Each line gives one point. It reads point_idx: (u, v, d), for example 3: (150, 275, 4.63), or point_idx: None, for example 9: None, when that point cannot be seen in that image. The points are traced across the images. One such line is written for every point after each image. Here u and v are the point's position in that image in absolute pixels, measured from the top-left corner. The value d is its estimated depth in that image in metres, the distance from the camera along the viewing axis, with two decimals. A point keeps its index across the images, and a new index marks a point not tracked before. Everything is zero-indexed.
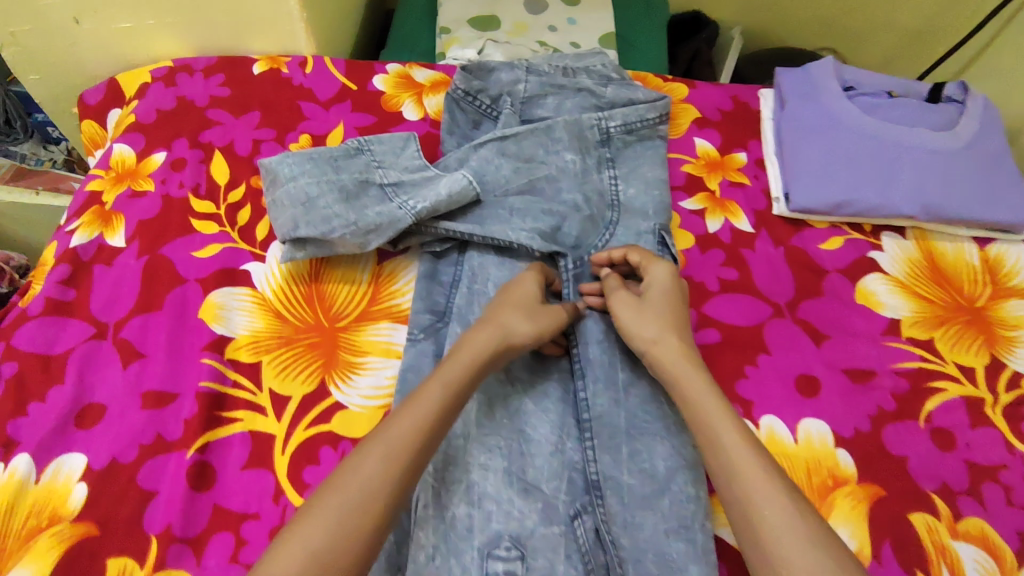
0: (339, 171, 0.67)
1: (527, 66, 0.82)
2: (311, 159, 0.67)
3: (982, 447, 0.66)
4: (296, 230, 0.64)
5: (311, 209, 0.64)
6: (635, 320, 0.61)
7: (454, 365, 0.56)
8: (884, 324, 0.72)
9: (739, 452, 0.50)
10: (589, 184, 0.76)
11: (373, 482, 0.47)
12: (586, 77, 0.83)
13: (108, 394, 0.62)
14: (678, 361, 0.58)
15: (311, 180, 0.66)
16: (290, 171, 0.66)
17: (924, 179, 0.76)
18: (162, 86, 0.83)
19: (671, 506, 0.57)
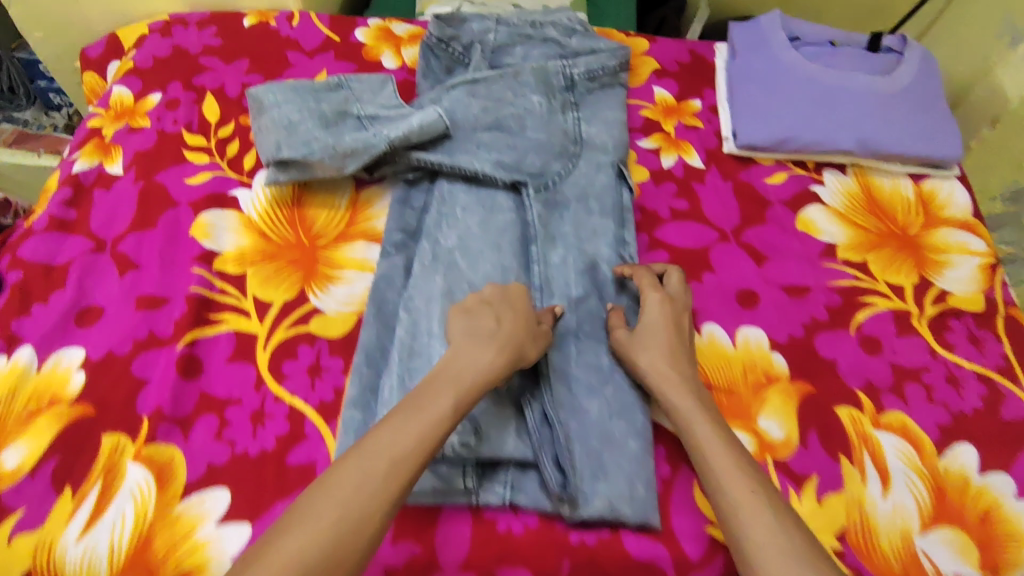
0: (320, 102, 0.74)
1: (497, 18, 0.88)
2: (294, 91, 0.74)
3: (906, 352, 0.72)
4: (279, 152, 0.70)
5: (293, 133, 0.71)
6: (641, 353, 0.63)
7: (457, 375, 0.55)
8: (822, 247, 0.78)
9: (728, 470, 0.53)
10: (555, 123, 0.81)
11: (375, 485, 0.47)
12: (552, 29, 0.90)
13: (105, 297, 0.68)
14: (677, 391, 0.60)
15: (294, 108, 0.72)
16: (274, 100, 0.73)
17: (860, 117, 0.83)
18: (158, 36, 0.89)
19: (614, 393, 0.64)
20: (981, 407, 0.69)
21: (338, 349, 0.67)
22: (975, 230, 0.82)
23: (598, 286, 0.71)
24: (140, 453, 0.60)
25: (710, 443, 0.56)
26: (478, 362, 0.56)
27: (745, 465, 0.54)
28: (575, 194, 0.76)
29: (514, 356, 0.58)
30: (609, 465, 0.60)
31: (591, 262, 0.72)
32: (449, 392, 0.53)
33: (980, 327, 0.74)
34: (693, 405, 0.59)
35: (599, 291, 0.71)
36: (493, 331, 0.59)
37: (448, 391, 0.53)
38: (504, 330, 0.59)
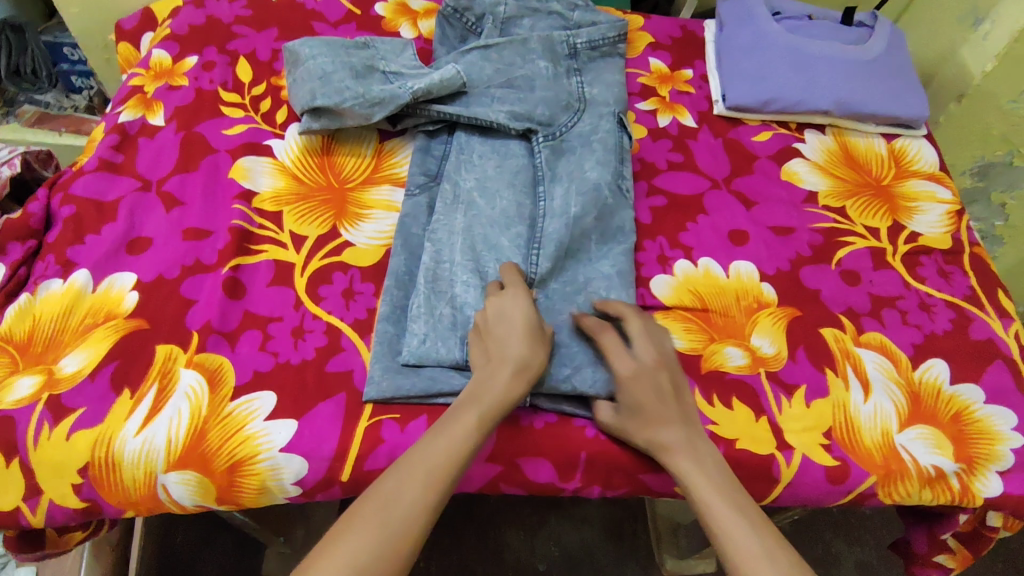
0: (351, 57, 0.81)
1: None
2: (327, 46, 0.82)
3: (882, 283, 0.79)
4: (313, 100, 0.78)
5: (326, 83, 0.78)
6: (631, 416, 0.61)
7: (468, 405, 0.57)
8: (804, 194, 0.86)
9: (739, 534, 0.52)
10: (560, 86, 0.88)
11: (412, 509, 0.51)
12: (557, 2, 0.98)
13: (153, 230, 0.74)
14: (677, 456, 0.58)
15: (327, 61, 0.80)
16: (308, 53, 0.80)
17: (836, 81, 0.91)
18: (193, 7, 0.96)
19: (583, 302, 0.71)
20: (950, 328, 0.76)
21: (369, 276, 0.73)
22: (942, 181, 0.90)
23: (599, 206, 0.76)
24: (192, 361, 0.65)
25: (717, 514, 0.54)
26: (487, 390, 0.58)
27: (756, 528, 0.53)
28: (580, 141, 0.84)
29: (522, 368, 0.59)
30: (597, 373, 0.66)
31: (593, 186, 0.77)
32: (474, 408, 0.57)
33: (948, 264, 0.82)
34: (695, 470, 0.57)
35: (598, 210, 0.76)
36: (495, 351, 0.61)
37: (469, 409, 0.57)
38: (505, 352, 0.60)
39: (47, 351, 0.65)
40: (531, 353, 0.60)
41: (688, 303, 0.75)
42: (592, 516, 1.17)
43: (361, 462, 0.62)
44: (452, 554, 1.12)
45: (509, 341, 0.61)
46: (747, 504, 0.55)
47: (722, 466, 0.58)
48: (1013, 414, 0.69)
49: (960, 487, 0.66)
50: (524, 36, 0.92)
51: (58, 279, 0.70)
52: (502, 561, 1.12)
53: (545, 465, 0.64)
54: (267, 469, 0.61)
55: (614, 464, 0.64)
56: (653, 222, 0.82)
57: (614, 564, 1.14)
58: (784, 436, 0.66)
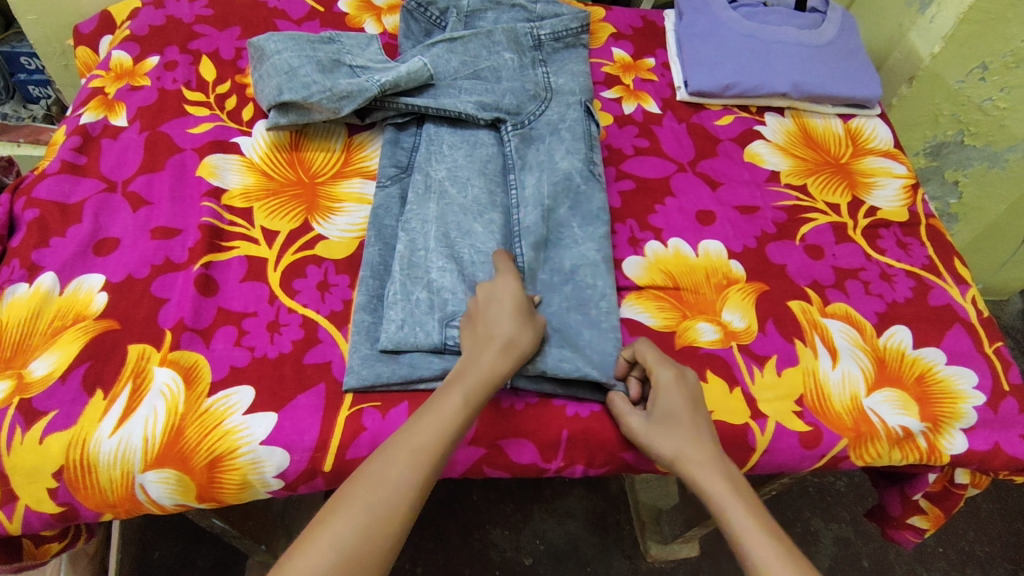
0: (318, 52, 0.82)
1: None
2: (292, 41, 0.82)
3: (845, 256, 0.82)
4: (280, 95, 0.78)
5: (293, 78, 0.78)
6: (667, 428, 0.62)
7: (456, 381, 0.60)
8: (767, 174, 0.89)
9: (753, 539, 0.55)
10: (525, 78, 0.89)
11: (395, 485, 0.53)
12: None
13: (120, 231, 0.73)
14: (706, 474, 0.60)
15: (293, 56, 0.80)
16: (274, 49, 0.80)
17: (792, 65, 0.94)
18: (152, 8, 0.95)
19: (572, 290, 0.72)
20: (911, 296, 0.79)
21: (344, 268, 0.73)
22: (897, 157, 0.94)
23: (571, 193, 0.78)
24: (166, 359, 0.64)
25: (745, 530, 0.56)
26: (472, 364, 0.61)
27: (782, 545, 0.54)
28: (550, 129, 0.85)
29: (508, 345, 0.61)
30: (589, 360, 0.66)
31: (565, 174, 0.79)
32: (464, 386, 0.59)
33: (906, 235, 0.85)
34: (726, 489, 0.59)
35: (570, 197, 0.78)
36: (481, 327, 0.64)
37: (457, 385, 0.59)
38: (491, 330, 0.63)
39: (14, 355, 0.63)
40: (504, 327, 0.62)
41: (661, 282, 0.76)
42: (575, 509, 1.18)
43: (344, 452, 0.62)
44: (437, 556, 1.11)
45: (496, 317, 0.64)
46: (771, 523, 0.57)
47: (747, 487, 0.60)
48: (973, 374, 0.72)
49: (928, 446, 0.68)
50: (488, 28, 0.93)
51: (24, 283, 0.68)
52: (487, 558, 1.12)
53: (528, 446, 0.64)
54: (248, 462, 0.61)
55: (596, 442, 0.65)
56: (623, 205, 0.83)
57: (599, 556, 1.15)
58: (758, 406, 0.68)
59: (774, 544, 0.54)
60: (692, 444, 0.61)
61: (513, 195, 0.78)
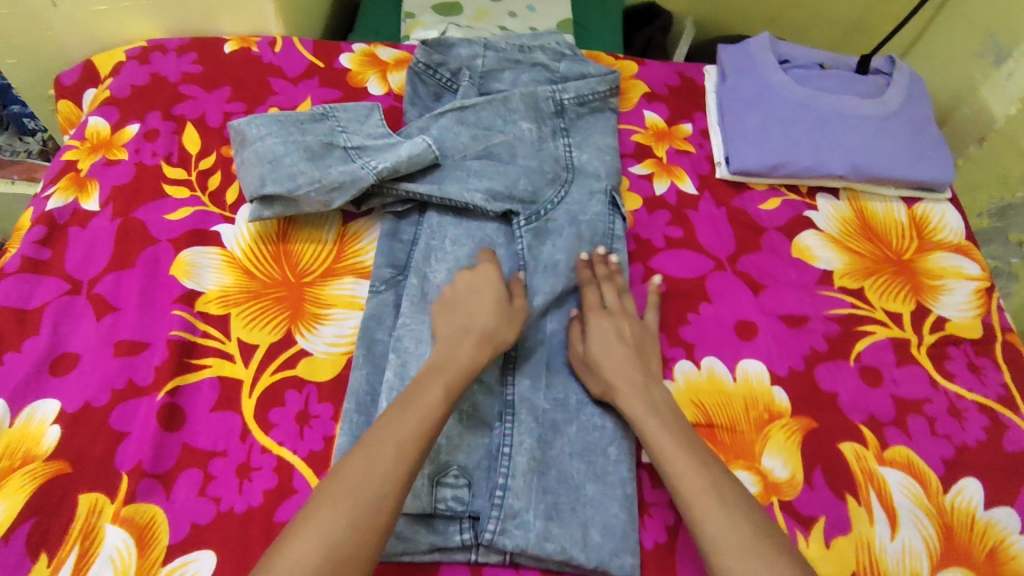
0: (307, 135, 0.74)
1: (484, 42, 0.86)
2: (278, 122, 0.75)
3: (907, 383, 0.71)
4: (264, 186, 0.70)
5: (277, 167, 0.71)
6: (606, 365, 0.63)
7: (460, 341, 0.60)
8: (818, 275, 0.77)
9: (676, 454, 0.56)
10: (543, 154, 0.79)
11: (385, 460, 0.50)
12: (541, 52, 0.88)
13: (82, 344, 0.65)
14: (629, 388, 0.62)
15: (279, 141, 0.72)
16: (258, 133, 0.73)
17: (851, 143, 0.82)
18: (136, 64, 0.87)
19: (577, 433, 0.63)
20: (984, 439, 0.68)
21: (327, 395, 0.64)
22: (970, 253, 0.81)
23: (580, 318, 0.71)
24: (120, 514, 0.57)
25: (662, 445, 0.57)
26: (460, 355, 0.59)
27: (698, 457, 0.56)
28: (567, 222, 0.75)
29: (487, 335, 0.61)
30: (593, 533, 0.57)
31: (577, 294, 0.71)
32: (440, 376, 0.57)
33: (979, 355, 0.74)
34: (642, 408, 0.60)
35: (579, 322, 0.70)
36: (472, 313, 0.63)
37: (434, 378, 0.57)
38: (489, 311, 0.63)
39: None
40: (510, 308, 0.64)
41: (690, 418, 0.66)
42: None
43: None
44: None
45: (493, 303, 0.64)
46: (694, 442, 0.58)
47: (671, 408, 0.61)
48: None
49: None
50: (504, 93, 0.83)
51: None
52: None
53: None
54: None
55: None
56: (649, 314, 0.73)
57: None
58: None
59: (689, 454, 0.56)
60: (620, 376, 0.62)
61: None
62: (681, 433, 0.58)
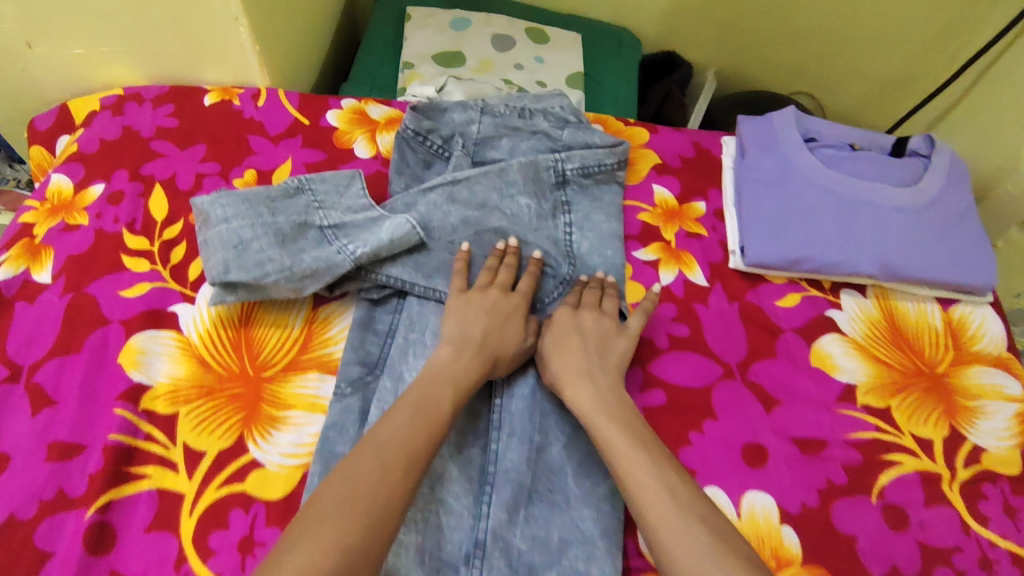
0: (279, 214, 0.68)
1: (481, 106, 0.80)
2: (245, 201, 0.67)
3: (936, 528, 0.62)
4: (227, 273, 0.63)
5: (243, 253, 0.64)
6: (554, 360, 0.62)
7: (465, 352, 0.60)
8: (839, 389, 0.69)
9: (624, 451, 0.53)
10: (539, 239, 0.73)
11: (401, 434, 0.52)
12: (543, 119, 0.82)
13: (13, 443, 0.59)
14: (574, 385, 0.59)
15: (246, 223, 0.66)
16: (222, 213, 0.66)
17: (882, 238, 0.74)
18: (109, 115, 0.81)
19: None
20: None
21: (276, 517, 0.57)
22: (1011, 369, 0.73)
23: (568, 427, 0.62)
24: None
25: (612, 440, 0.54)
26: (456, 367, 0.59)
27: (648, 453, 0.53)
28: (557, 319, 0.70)
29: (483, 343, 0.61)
30: None
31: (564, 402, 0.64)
32: (448, 383, 0.57)
33: (1018, 495, 0.65)
34: (588, 404, 0.58)
35: (567, 434, 0.62)
36: (466, 326, 0.63)
37: (442, 386, 0.57)
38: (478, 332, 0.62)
39: None
40: (505, 322, 0.64)
41: None
42: None
43: None
44: None
45: (484, 327, 0.63)
46: (642, 436, 0.55)
47: (622, 402, 0.59)
48: None
49: None
50: (502, 164, 0.76)
51: None
52: None
53: None
54: None
55: None
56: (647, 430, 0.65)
57: None
58: None
59: (638, 451, 0.53)
60: (562, 364, 0.61)
61: (496, 411, 0.63)
62: (627, 426, 0.56)
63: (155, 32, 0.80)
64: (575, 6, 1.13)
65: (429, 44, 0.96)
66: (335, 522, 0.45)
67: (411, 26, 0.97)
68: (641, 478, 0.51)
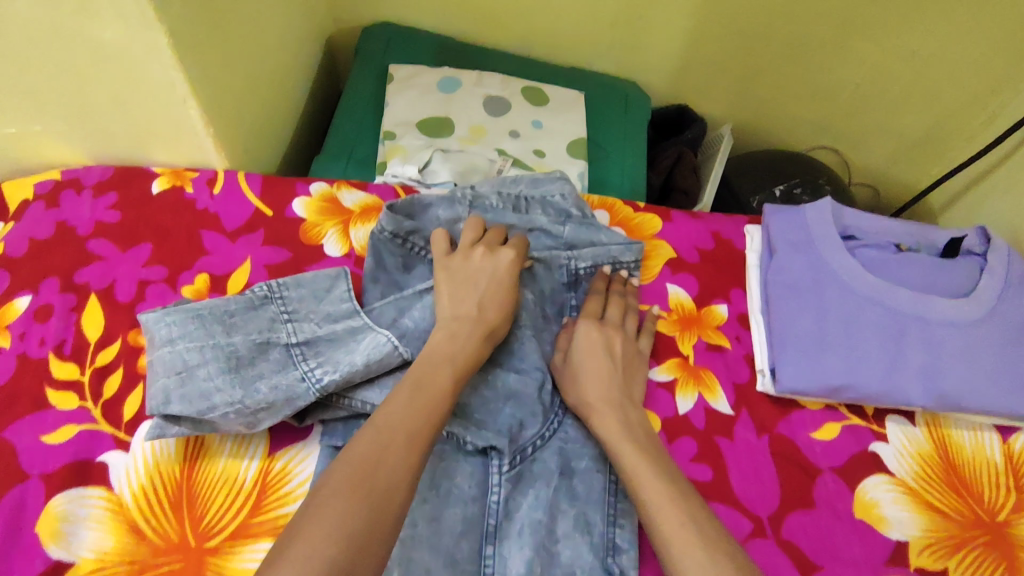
0: (238, 330, 0.58)
1: (470, 199, 0.70)
2: (198, 317, 0.57)
3: None
4: (167, 405, 0.52)
5: (188, 380, 0.54)
6: (585, 376, 0.60)
7: (465, 330, 0.56)
8: (888, 550, 0.58)
9: (649, 480, 0.51)
10: (543, 353, 0.64)
11: (396, 415, 0.47)
12: (541, 212, 0.72)
13: None
14: (604, 411, 0.57)
15: (195, 344, 0.56)
16: (167, 333, 0.56)
17: (936, 362, 0.63)
18: (44, 207, 0.71)
19: None
20: None
21: None
22: None
23: None
24: None
25: (637, 467, 0.52)
26: (454, 348, 0.55)
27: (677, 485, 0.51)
28: (557, 464, 0.58)
29: (486, 328, 0.57)
30: None
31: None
32: (446, 363, 0.53)
33: None
34: (618, 430, 0.55)
35: None
36: (456, 302, 0.59)
37: (443, 368, 0.52)
38: (470, 309, 0.58)
39: None
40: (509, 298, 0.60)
41: None
42: None
43: None
44: None
45: (477, 302, 0.59)
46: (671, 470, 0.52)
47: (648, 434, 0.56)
48: None
49: None
50: None
51: None
52: None
53: None
54: None
55: None
56: None
57: None
58: None
59: (669, 483, 0.50)
60: (596, 388, 0.59)
61: None
62: (656, 457, 0.53)
63: (94, 116, 0.69)
64: (576, 60, 1.03)
65: (414, 110, 0.85)
66: (335, 509, 0.40)
67: (393, 88, 0.87)
68: (665, 509, 0.48)
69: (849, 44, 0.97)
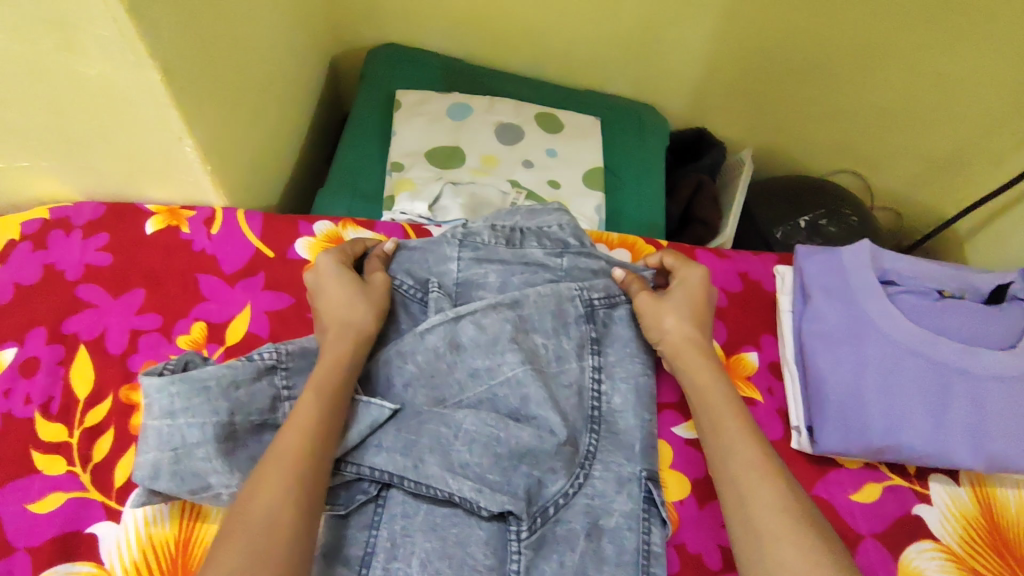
0: (243, 409, 0.53)
1: (462, 236, 0.65)
2: (204, 388, 0.51)
3: None
4: (156, 480, 0.49)
5: (184, 458, 0.50)
6: (672, 322, 0.62)
7: (345, 341, 0.55)
8: None
9: (741, 452, 0.52)
10: (561, 398, 0.59)
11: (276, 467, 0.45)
12: (537, 243, 0.68)
13: None
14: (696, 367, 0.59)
15: (198, 419, 0.51)
16: (168, 405, 0.50)
17: (981, 418, 0.59)
18: (30, 248, 0.67)
19: None
20: None
21: None
22: None
23: None
24: None
25: (732, 438, 0.53)
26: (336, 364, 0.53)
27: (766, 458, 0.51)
28: (584, 525, 0.54)
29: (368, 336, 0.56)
30: None
31: None
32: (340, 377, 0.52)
33: None
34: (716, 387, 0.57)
35: None
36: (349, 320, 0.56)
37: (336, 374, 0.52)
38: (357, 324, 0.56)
39: None
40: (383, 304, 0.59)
41: None
42: None
43: None
44: None
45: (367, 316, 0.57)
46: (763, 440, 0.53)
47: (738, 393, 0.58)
48: None
49: None
50: (516, 296, 0.62)
51: None
52: None
53: None
54: None
55: None
56: None
57: None
58: None
59: (762, 459, 0.51)
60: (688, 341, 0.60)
61: None
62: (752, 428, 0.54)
63: (84, 153, 0.65)
64: (592, 84, 0.99)
65: (422, 139, 0.81)
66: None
67: (401, 116, 0.83)
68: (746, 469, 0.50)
69: (875, 67, 0.93)
